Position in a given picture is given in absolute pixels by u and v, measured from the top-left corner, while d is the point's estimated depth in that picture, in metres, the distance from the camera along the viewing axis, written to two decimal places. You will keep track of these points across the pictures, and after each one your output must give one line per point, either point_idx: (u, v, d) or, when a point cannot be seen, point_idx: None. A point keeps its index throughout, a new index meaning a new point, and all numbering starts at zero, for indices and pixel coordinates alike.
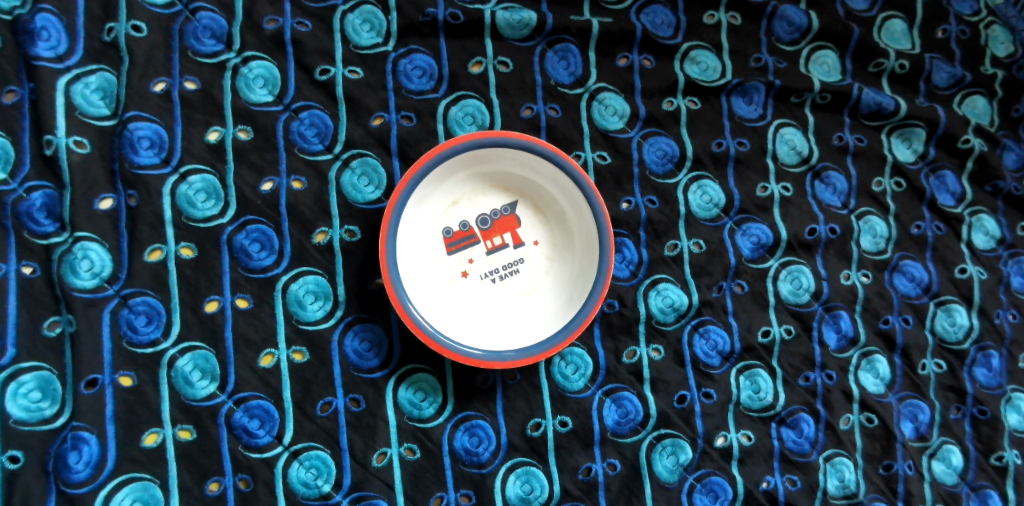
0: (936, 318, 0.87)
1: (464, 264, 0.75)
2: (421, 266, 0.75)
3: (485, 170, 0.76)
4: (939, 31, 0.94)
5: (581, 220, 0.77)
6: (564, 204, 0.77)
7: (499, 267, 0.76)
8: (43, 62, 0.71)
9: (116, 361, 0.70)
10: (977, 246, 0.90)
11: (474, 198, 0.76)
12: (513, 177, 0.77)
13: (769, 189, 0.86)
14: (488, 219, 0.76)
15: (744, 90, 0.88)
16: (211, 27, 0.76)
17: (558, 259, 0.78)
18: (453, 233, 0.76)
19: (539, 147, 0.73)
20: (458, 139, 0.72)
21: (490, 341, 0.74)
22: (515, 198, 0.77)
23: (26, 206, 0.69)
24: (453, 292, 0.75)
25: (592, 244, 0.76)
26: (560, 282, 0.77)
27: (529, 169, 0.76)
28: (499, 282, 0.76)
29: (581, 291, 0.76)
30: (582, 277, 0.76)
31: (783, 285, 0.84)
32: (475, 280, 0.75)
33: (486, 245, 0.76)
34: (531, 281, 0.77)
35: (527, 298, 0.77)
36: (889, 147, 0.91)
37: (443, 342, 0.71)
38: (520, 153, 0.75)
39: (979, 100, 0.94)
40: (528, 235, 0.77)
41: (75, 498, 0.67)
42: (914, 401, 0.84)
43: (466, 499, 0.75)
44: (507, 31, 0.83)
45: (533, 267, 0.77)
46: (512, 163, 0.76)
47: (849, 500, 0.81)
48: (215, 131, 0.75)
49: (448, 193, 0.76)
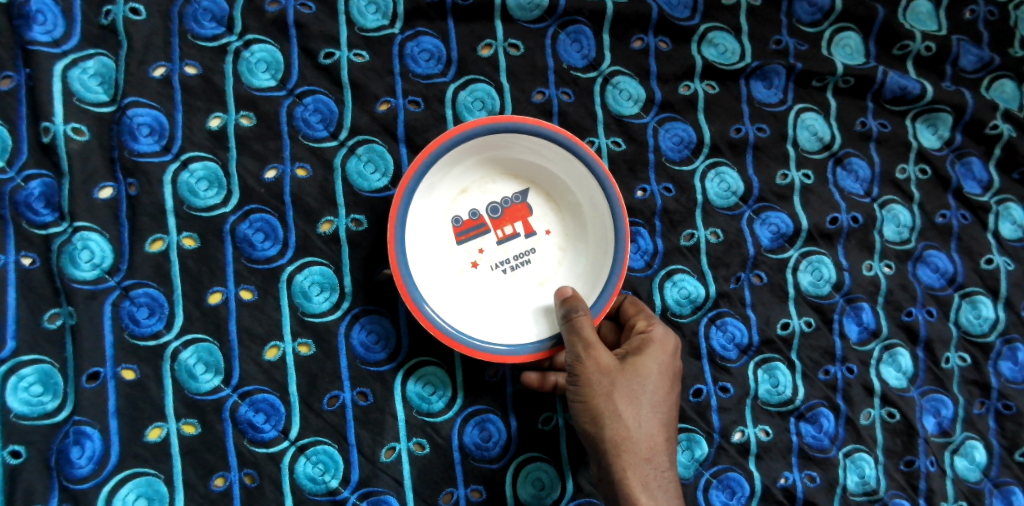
0: (960, 310, 0.84)
1: (474, 254, 0.73)
2: (431, 256, 0.73)
3: (495, 156, 0.74)
4: (966, 12, 0.91)
5: (595, 209, 0.74)
6: (577, 191, 0.75)
7: (511, 258, 0.73)
8: (39, 47, 0.69)
9: (118, 355, 0.68)
10: (1003, 236, 0.87)
11: (484, 186, 0.74)
12: (523, 163, 0.74)
13: (790, 176, 0.83)
14: (498, 207, 0.74)
15: (764, 73, 0.85)
16: (211, 10, 0.74)
17: (572, 250, 0.75)
18: (462, 222, 0.73)
19: (551, 133, 0.70)
20: (467, 126, 0.69)
21: (501, 334, 0.72)
22: (527, 185, 0.74)
23: (24, 195, 0.68)
24: (463, 284, 0.73)
25: (607, 235, 0.74)
26: (574, 273, 0.75)
27: (540, 155, 0.73)
28: (510, 273, 0.73)
29: (595, 281, 0.73)
30: (597, 268, 0.74)
31: (803, 276, 0.81)
32: (485, 270, 0.73)
33: (496, 235, 0.73)
34: (543, 272, 0.74)
35: (540, 289, 0.74)
36: (913, 133, 0.88)
37: (453, 337, 0.69)
38: (532, 140, 0.72)
39: (1008, 83, 0.90)
40: (540, 224, 0.75)
41: (77, 495, 0.66)
42: (937, 396, 0.82)
43: (476, 495, 0.73)
44: (518, 13, 0.80)
45: (546, 258, 0.74)
46: (523, 149, 0.73)
47: (868, 497, 0.78)
48: (216, 117, 0.73)
49: (458, 180, 0.73)
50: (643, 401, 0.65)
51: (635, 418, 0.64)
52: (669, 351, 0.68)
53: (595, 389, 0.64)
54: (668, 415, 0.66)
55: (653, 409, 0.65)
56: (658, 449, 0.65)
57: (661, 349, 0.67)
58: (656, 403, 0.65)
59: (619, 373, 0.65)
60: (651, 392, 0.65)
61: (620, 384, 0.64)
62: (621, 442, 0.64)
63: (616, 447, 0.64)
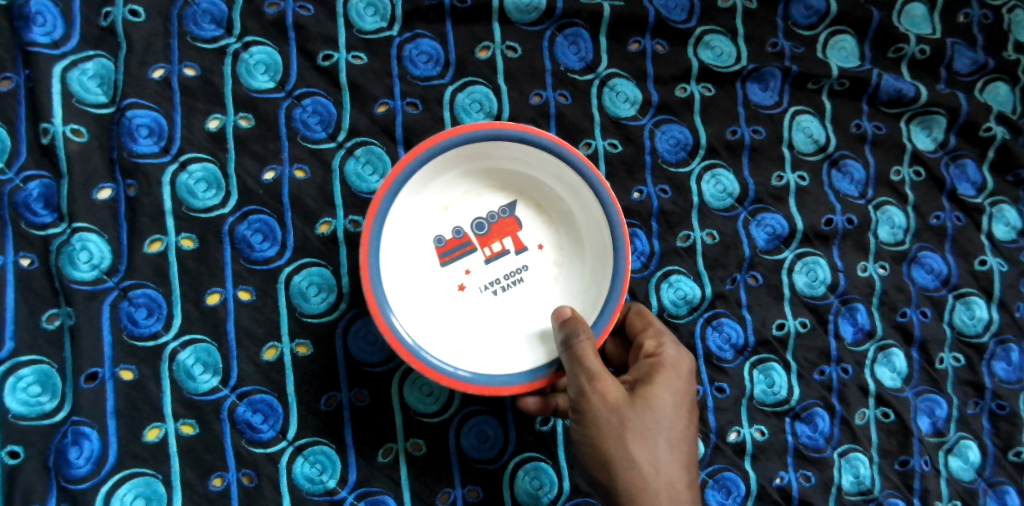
0: (954, 311, 0.85)
1: (460, 276, 0.67)
2: (414, 281, 0.67)
3: (479, 167, 0.69)
4: (960, 15, 0.92)
5: (591, 220, 0.69)
6: (570, 200, 0.70)
7: (500, 277, 0.68)
8: (38, 48, 0.70)
9: (117, 355, 0.68)
10: (996, 237, 0.88)
11: (468, 200, 0.69)
12: (508, 173, 0.69)
13: (785, 178, 0.84)
14: (485, 223, 0.68)
15: (760, 76, 0.85)
16: (210, 12, 0.74)
17: (567, 265, 0.70)
18: (446, 242, 0.68)
19: (536, 138, 0.66)
20: (442, 137, 0.65)
21: (496, 364, 0.66)
22: (515, 197, 0.69)
23: (23, 196, 0.68)
24: (452, 308, 0.67)
25: (605, 245, 0.68)
26: (572, 290, 0.69)
27: (527, 163, 0.69)
28: (500, 295, 0.68)
29: (595, 297, 0.68)
30: (597, 283, 0.69)
31: (798, 277, 0.82)
32: (473, 293, 0.67)
33: (484, 253, 0.67)
34: (537, 292, 0.69)
35: (535, 310, 0.68)
36: (908, 135, 0.88)
37: (444, 371, 0.63)
38: (517, 146, 0.67)
39: (1002, 86, 0.91)
40: (531, 239, 0.69)
41: (76, 495, 0.66)
42: (931, 396, 0.82)
43: (473, 495, 0.73)
44: (516, 15, 0.81)
45: (539, 275, 0.69)
46: (508, 157, 0.68)
47: (863, 496, 0.79)
48: (215, 118, 0.73)
49: (439, 195, 0.68)
50: (659, 440, 0.61)
51: (651, 460, 0.60)
52: (681, 379, 0.65)
53: (605, 428, 0.61)
54: (688, 453, 0.62)
55: (671, 447, 0.61)
56: (680, 497, 0.60)
57: (673, 374, 0.64)
58: (673, 441, 0.61)
59: (631, 409, 0.61)
60: (668, 428, 0.61)
61: (632, 421, 0.61)
62: (637, 489, 0.60)
63: (632, 496, 0.60)
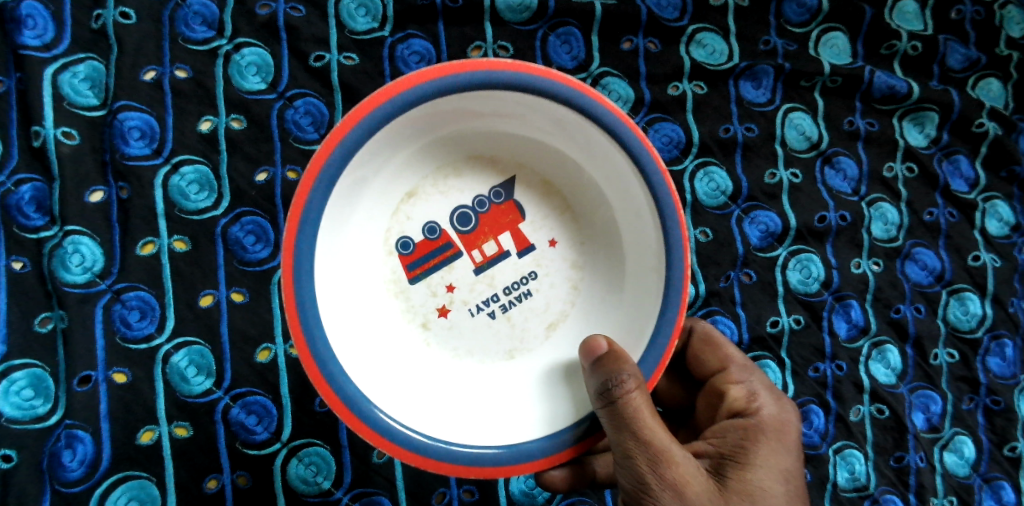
0: (948, 307, 0.85)
1: (441, 293, 0.63)
2: (378, 305, 0.62)
3: (446, 133, 0.62)
4: (952, 12, 0.92)
5: (621, 195, 0.63)
6: (590, 169, 0.64)
7: (500, 294, 0.63)
8: (30, 52, 0.70)
9: (110, 358, 0.68)
10: (989, 233, 0.88)
11: (441, 182, 0.63)
12: (482, 136, 0.63)
13: (778, 175, 0.83)
14: (469, 216, 0.63)
15: (753, 73, 0.85)
16: (201, 13, 0.74)
17: (585, 258, 0.65)
18: (415, 246, 0.62)
19: (541, 82, 0.57)
20: (392, 91, 0.55)
21: (499, 431, 0.59)
22: (512, 174, 0.64)
23: (15, 200, 0.68)
24: (433, 329, 0.63)
25: (638, 230, 0.62)
26: (598, 289, 0.65)
27: (525, 125, 0.62)
28: (500, 315, 0.63)
29: (641, 298, 0.62)
30: (637, 306, 0.62)
31: (792, 274, 0.82)
32: (461, 312, 0.63)
33: (473, 259, 0.63)
34: (550, 312, 0.64)
35: (549, 336, 0.64)
36: (900, 131, 0.89)
37: (433, 454, 0.56)
38: (509, 95, 0.58)
39: (994, 82, 0.91)
40: (539, 236, 0.64)
41: (70, 498, 0.66)
42: (926, 392, 0.83)
43: (469, 495, 0.73)
44: (508, 15, 0.81)
45: (547, 278, 0.64)
46: (496, 118, 0.62)
47: (859, 493, 0.79)
48: (207, 120, 0.73)
49: (399, 184, 0.63)
50: None
51: None
52: (777, 446, 0.63)
53: None
54: None
55: None
56: None
57: (771, 450, 0.63)
58: None
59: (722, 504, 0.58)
60: None
61: None
62: None
63: None
